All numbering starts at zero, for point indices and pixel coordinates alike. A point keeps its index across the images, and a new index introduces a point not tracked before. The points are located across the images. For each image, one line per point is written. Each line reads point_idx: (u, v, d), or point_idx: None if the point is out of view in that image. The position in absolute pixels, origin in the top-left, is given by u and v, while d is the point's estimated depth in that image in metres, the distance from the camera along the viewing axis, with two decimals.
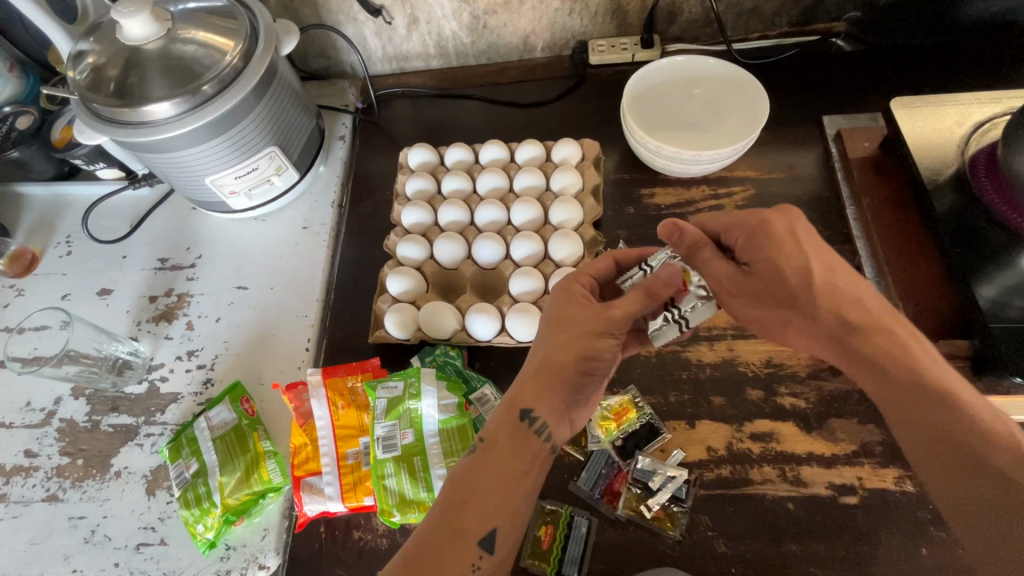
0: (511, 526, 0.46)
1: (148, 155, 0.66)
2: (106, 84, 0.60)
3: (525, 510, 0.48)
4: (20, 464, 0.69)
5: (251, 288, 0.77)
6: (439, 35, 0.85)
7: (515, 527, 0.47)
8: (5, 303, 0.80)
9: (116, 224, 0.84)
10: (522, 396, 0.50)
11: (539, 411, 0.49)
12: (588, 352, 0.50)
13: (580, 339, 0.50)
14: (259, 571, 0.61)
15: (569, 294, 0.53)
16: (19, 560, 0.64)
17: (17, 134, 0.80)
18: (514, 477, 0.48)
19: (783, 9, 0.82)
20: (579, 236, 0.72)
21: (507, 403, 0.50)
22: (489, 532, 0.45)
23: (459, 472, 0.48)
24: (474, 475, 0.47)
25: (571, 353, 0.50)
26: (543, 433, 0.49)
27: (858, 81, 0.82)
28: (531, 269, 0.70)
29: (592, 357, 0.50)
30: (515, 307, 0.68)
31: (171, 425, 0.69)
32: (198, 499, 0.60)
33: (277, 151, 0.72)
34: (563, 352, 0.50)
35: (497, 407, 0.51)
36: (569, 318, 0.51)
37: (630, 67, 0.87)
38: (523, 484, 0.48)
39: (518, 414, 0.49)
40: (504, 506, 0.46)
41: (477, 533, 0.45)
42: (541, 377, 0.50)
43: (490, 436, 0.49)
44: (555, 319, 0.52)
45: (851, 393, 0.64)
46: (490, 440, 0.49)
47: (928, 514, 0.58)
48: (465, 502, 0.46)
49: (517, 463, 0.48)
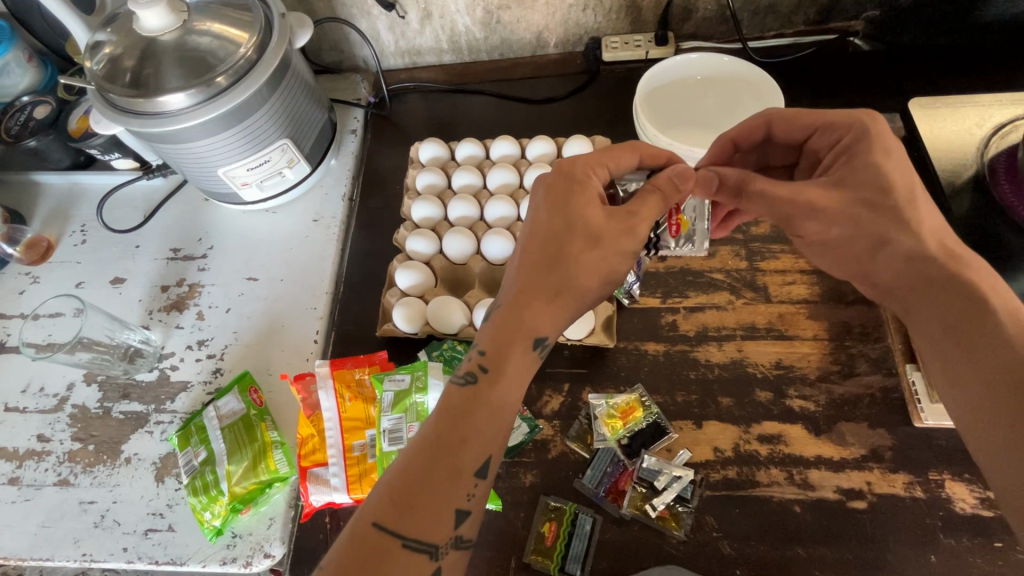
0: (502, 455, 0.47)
1: (162, 146, 0.66)
2: (123, 74, 0.60)
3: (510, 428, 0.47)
4: (32, 448, 0.70)
5: (261, 279, 0.78)
6: (452, 30, 0.85)
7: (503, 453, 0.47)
8: (21, 290, 0.81)
9: (130, 214, 0.84)
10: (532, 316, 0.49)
11: (544, 327, 0.49)
12: (610, 270, 0.50)
13: (606, 257, 0.49)
14: (264, 559, 0.62)
15: (586, 195, 0.51)
16: (31, 542, 0.65)
17: (35, 124, 0.82)
18: (516, 397, 0.48)
19: (801, 7, 0.81)
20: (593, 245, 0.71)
21: (499, 321, 0.49)
22: (484, 461, 0.45)
23: (449, 408, 0.46)
24: (471, 408, 0.46)
25: (594, 274, 0.49)
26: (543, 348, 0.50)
27: (877, 79, 0.80)
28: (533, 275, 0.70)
29: (611, 277, 0.50)
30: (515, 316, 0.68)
31: (180, 413, 0.70)
32: (206, 487, 0.61)
33: (289, 144, 0.73)
34: (586, 275, 0.49)
35: (499, 322, 0.49)
36: (580, 224, 0.49)
37: (643, 64, 0.86)
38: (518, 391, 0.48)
39: (527, 339, 0.48)
40: (495, 430, 0.46)
41: (474, 468, 0.44)
42: (557, 302, 0.49)
43: (493, 365, 0.47)
44: (564, 216, 0.50)
45: (862, 396, 0.63)
46: (496, 369, 0.47)
47: (938, 520, 0.57)
48: (465, 441, 0.44)
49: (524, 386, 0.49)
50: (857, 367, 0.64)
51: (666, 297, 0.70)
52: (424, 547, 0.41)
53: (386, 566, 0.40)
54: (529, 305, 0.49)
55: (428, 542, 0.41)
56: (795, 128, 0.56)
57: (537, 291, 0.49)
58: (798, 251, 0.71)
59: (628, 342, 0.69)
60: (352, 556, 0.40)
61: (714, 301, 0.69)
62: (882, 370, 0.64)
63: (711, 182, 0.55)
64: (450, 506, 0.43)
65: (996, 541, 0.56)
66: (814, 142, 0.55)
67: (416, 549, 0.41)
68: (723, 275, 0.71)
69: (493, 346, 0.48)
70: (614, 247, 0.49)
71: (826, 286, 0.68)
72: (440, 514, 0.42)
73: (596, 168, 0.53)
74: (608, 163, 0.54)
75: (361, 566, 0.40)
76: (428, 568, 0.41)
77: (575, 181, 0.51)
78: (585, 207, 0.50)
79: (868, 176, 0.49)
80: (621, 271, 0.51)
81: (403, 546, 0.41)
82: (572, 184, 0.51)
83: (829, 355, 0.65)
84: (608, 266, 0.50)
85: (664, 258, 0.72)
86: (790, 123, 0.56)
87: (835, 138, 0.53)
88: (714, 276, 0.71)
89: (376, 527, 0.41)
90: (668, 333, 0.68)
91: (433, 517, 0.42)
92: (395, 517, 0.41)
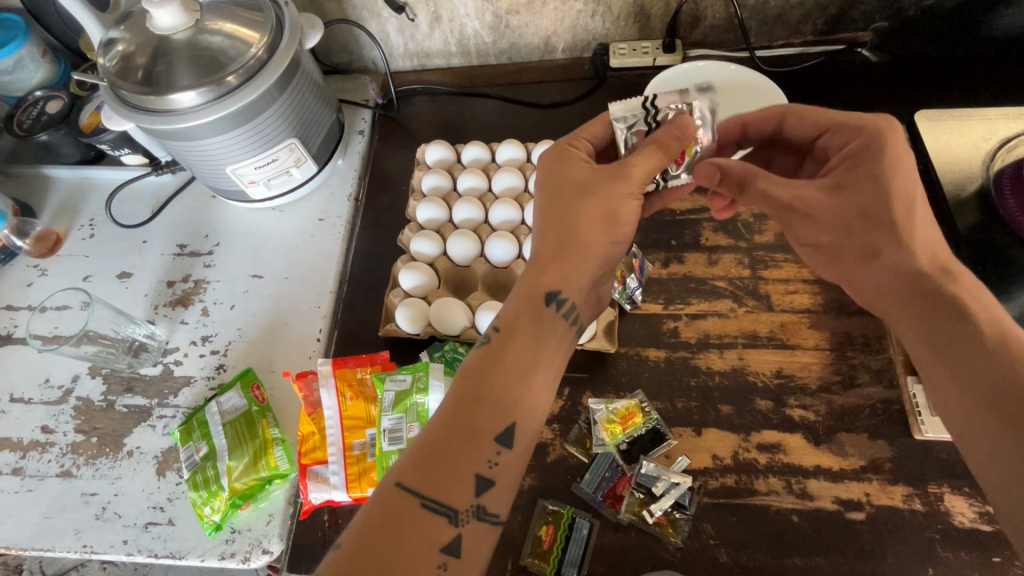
0: (530, 419, 0.46)
1: (173, 143, 0.67)
2: (135, 71, 0.61)
3: (540, 397, 0.47)
4: (37, 439, 0.71)
5: (266, 276, 0.78)
6: (461, 34, 0.86)
7: (532, 420, 0.47)
8: (29, 282, 0.82)
9: (138, 209, 0.85)
10: (545, 279, 0.50)
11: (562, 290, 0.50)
12: (610, 212, 0.50)
13: (599, 201, 0.50)
14: (263, 555, 0.62)
15: (564, 159, 0.53)
16: (33, 532, 0.66)
17: (47, 118, 0.83)
18: (542, 362, 0.48)
19: (809, 17, 0.82)
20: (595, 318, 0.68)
21: (519, 293, 0.50)
22: (506, 428, 0.45)
23: (470, 371, 0.47)
24: (492, 371, 0.46)
25: (598, 226, 0.50)
26: (568, 316, 0.51)
27: (886, 90, 0.80)
28: (507, 233, 0.73)
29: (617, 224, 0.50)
30: (487, 303, 0.68)
31: (183, 408, 0.71)
32: (206, 482, 0.61)
33: (297, 143, 0.73)
34: (590, 229, 0.50)
35: (516, 293, 0.51)
36: (582, 187, 0.51)
37: (651, 71, 0.86)
38: (541, 359, 0.48)
39: (541, 301, 0.50)
40: (518, 396, 0.46)
41: (494, 428, 0.44)
42: (564, 255, 0.50)
43: (508, 327, 0.49)
44: (549, 184, 0.53)
45: (862, 407, 0.63)
46: (508, 329, 0.49)
47: (937, 533, 0.57)
48: (479, 399, 0.45)
49: (545, 348, 0.49)
50: (858, 379, 0.64)
51: (668, 304, 0.71)
52: (443, 509, 0.42)
53: (407, 524, 0.40)
54: (545, 270, 0.50)
55: (448, 505, 0.42)
56: (807, 126, 0.55)
57: (552, 255, 0.50)
58: (802, 261, 0.71)
59: (628, 347, 0.69)
60: (376, 515, 0.41)
61: (716, 308, 0.70)
62: (883, 381, 0.64)
63: (714, 176, 0.53)
64: (469, 467, 0.43)
65: (994, 556, 0.55)
66: (824, 142, 0.54)
67: (436, 509, 0.41)
68: (725, 283, 0.71)
69: (515, 314, 0.49)
70: (614, 194, 0.50)
71: (829, 296, 0.68)
72: (462, 475, 0.43)
73: (576, 143, 0.55)
74: (584, 138, 0.56)
75: (383, 526, 0.40)
76: (447, 534, 0.41)
77: (565, 154, 0.54)
78: (578, 175, 0.52)
79: (870, 185, 0.49)
80: (625, 211, 0.50)
81: (424, 506, 0.41)
82: (565, 160, 0.53)
83: (830, 365, 0.65)
84: (606, 211, 0.50)
85: (667, 265, 0.73)
86: (804, 120, 0.55)
87: (844, 141, 0.52)
88: (716, 283, 0.71)
89: (400, 487, 0.42)
90: (669, 340, 0.68)
91: (453, 479, 0.42)
92: (420, 478, 0.42)
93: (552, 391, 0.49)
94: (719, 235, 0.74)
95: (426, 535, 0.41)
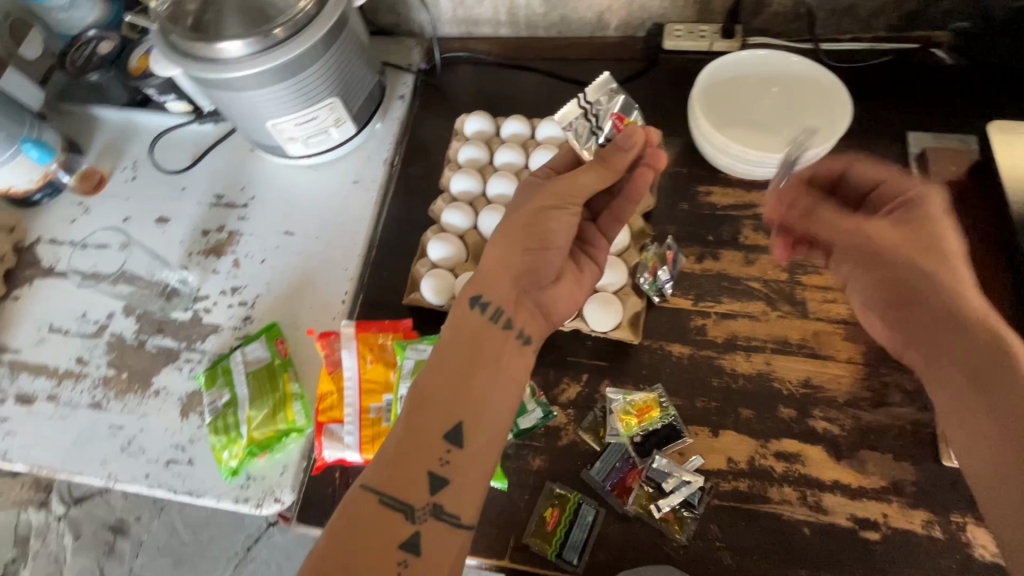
0: (478, 419, 0.49)
1: (217, 94, 0.67)
2: (185, 18, 0.62)
3: (490, 398, 0.50)
4: (71, 369, 0.74)
5: (297, 234, 0.79)
6: (512, 2, 0.83)
7: (480, 420, 0.50)
8: (72, 219, 0.84)
9: (179, 156, 0.87)
10: (482, 288, 0.54)
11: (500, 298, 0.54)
12: (537, 227, 0.54)
13: (530, 213, 0.54)
14: (274, 504, 0.64)
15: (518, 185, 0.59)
16: (63, 456, 0.69)
17: (98, 58, 0.87)
18: (489, 365, 0.52)
19: (884, 10, 0.76)
20: (621, 304, 0.67)
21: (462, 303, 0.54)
22: (454, 428, 0.49)
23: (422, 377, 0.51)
24: (441, 377, 0.50)
25: (533, 240, 0.54)
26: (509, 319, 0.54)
27: (957, 97, 0.75)
28: None
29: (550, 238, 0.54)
30: None
31: (209, 354, 0.73)
32: (226, 428, 0.64)
33: (337, 102, 0.73)
34: (527, 243, 0.54)
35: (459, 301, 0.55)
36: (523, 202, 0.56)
37: (705, 57, 0.83)
38: (489, 362, 0.52)
39: (483, 309, 0.54)
40: (464, 398, 0.50)
41: (441, 429, 0.48)
42: (494, 266, 0.54)
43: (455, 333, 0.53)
44: None
45: (890, 427, 0.61)
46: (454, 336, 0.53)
47: (953, 563, 0.55)
48: (424, 401, 0.49)
49: (488, 350, 0.52)
50: (889, 397, 0.62)
51: (698, 300, 0.69)
52: (401, 506, 0.46)
53: (367, 521, 0.45)
54: (487, 281, 0.54)
55: (404, 502, 0.46)
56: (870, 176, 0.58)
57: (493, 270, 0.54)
58: None
59: (652, 340, 0.67)
60: (344, 510, 0.46)
61: (748, 309, 0.67)
62: (916, 403, 0.61)
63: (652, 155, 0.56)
64: (422, 465, 0.47)
65: None
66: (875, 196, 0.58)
67: (393, 506, 0.46)
68: (761, 284, 0.69)
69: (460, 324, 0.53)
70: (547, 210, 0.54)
71: None
72: (417, 475, 0.47)
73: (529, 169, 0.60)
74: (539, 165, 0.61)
75: (347, 526, 0.45)
76: (406, 530, 0.46)
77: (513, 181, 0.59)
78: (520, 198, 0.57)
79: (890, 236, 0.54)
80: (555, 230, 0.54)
81: (382, 503, 0.46)
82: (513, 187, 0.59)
83: (861, 380, 0.63)
84: (539, 229, 0.54)
85: (701, 260, 0.70)
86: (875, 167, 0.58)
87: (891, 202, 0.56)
88: (751, 284, 0.69)
89: (363, 489, 0.46)
90: (695, 337, 0.67)
91: (408, 478, 0.47)
92: (375, 477, 0.47)
93: (507, 392, 0.52)
94: (759, 235, 0.71)
95: (386, 528, 0.45)
